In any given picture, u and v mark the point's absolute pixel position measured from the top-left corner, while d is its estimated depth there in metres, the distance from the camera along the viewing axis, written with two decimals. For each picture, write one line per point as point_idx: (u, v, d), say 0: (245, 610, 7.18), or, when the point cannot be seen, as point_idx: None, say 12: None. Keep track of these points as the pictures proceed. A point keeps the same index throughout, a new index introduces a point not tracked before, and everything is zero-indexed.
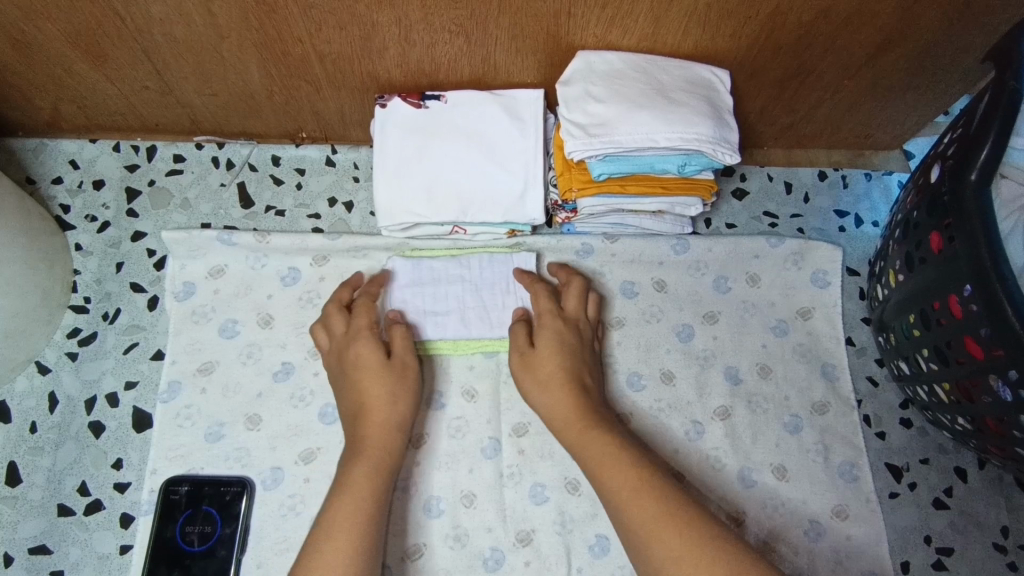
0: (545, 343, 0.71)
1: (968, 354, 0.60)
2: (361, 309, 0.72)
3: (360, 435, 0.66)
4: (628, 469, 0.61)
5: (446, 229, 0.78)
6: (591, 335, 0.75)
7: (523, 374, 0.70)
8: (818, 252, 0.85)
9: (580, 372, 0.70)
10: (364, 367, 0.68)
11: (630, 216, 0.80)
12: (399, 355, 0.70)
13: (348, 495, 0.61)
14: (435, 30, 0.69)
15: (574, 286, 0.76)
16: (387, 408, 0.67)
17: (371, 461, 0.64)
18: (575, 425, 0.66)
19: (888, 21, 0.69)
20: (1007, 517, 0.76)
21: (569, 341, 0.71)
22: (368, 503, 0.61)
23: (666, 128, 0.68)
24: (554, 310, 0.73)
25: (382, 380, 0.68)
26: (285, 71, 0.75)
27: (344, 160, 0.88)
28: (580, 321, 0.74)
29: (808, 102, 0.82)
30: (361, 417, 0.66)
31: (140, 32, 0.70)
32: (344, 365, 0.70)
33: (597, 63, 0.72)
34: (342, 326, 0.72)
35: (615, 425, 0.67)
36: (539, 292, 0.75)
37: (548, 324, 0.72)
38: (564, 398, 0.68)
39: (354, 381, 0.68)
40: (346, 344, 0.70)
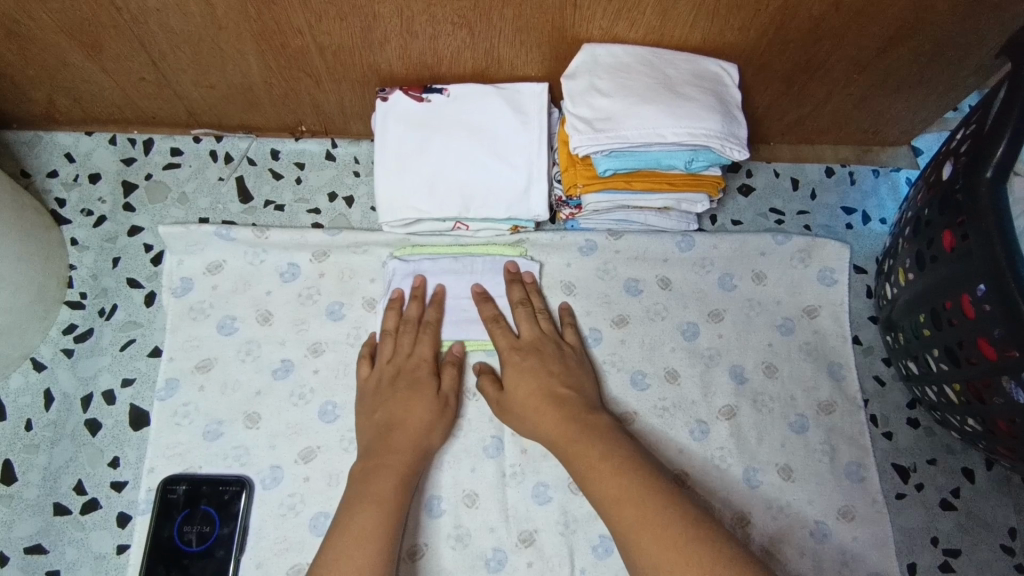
0: (513, 383, 0.71)
1: (980, 355, 0.59)
2: (428, 337, 0.74)
3: (391, 447, 0.66)
4: (615, 477, 0.60)
5: (448, 226, 0.77)
6: (556, 350, 0.74)
7: (507, 412, 0.71)
8: (824, 249, 0.84)
9: (553, 385, 0.70)
10: (417, 390, 0.71)
11: (636, 212, 0.79)
12: (445, 390, 0.72)
13: (374, 503, 0.62)
14: (437, 22, 0.67)
15: (520, 311, 0.75)
16: (422, 431, 0.68)
17: (398, 474, 0.64)
18: (563, 439, 0.66)
19: (900, 14, 0.68)
20: (1015, 518, 0.75)
21: (531, 367, 0.71)
22: (397, 513, 0.62)
23: (673, 123, 0.66)
24: (514, 343, 0.73)
25: (429, 410, 0.70)
26: (284, 63, 0.73)
27: (344, 153, 0.87)
28: (538, 340, 0.74)
29: (817, 97, 0.81)
30: (401, 432, 0.67)
31: (136, 22, 0.68)
32: (400, 383, 0.71)
33: (602, 56, 0.70)
34: (406, 349, 0.73)
35: (611, 427, 0.66)
36: (495, 330, 0.74)
37: (512, 363, 0.72)
38: (546, 419, 0.68)
39: (407, 401, 0.69)
40: (410, 370, 0.72)
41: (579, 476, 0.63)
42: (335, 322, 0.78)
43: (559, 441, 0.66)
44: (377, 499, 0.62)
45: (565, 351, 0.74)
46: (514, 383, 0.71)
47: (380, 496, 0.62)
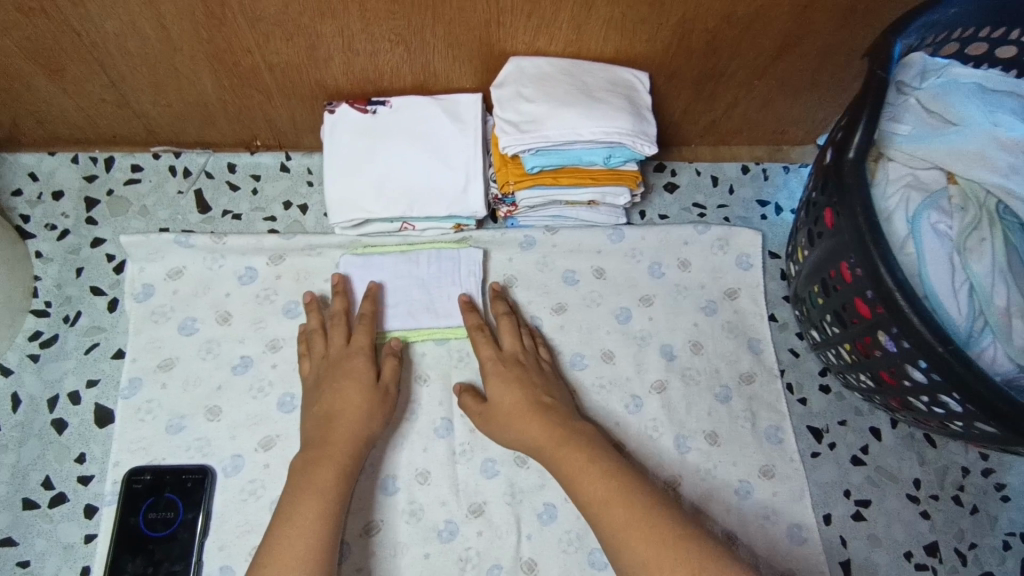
0: (494, 394, 0.76)
1: (859, 314, 0.67)
2: (363, 328, 0.78)
3: (332, 437, 0.71)
4: (601, 480, 0.67)
5: (396, 227, 0.84)
6: (535, 361, 0.81)
7: (491, 424, 0.76)
8: (740, 236, 0.93)
9: (536, 394, 0.76)
10: (353, 376, 0.75)
11: (567, 208, 0.86)
12: (385, 379, 0.77)
13: (313, 492, 0.66)
14: (376, 40, 0.74)
15: (505, 322, 0.82)
16: (362, 417, 0.73)
17: (340, 466, 0.69)
18: (549, 443, 0.72)
19: (785, 25, 0.77)
20: (919, 470, 0.84)
21: (515, 375, 0.77)
22: (336, 502, 0.66)
23: (590, 123, 0.74)
24: (497, 354, 0.79)
25: (366, 397, 0.74)
26: (236, 81, 0.80)
27: (298, 165, 0.93)
28: (520, 352, 0.80)
29: (726, 101, 0.90)
30: (342, 419, 0.72)
31: (96, 46, 0.74)
32: (335, 372, 0.75)
33: (527, 67, 0.78)
34: (338, 342, 0.78)
35: (591, 433, 0.73)
36: (479, 339, 0.80)
37: (492, 371, 0.78)
38: (530, 426, 0.73)
39: (340, 391, 0.74)
40: (345, 360, 0.76)
41: (567, 476, 0.69)
42: (292, 319, 0.84)
43: (546, 444, 0.72)
44: (316, 488, 0.66)
45: (542, 364, 0.81)
46: (499, 395, 0.76)
47: (320, 485, 0.67)
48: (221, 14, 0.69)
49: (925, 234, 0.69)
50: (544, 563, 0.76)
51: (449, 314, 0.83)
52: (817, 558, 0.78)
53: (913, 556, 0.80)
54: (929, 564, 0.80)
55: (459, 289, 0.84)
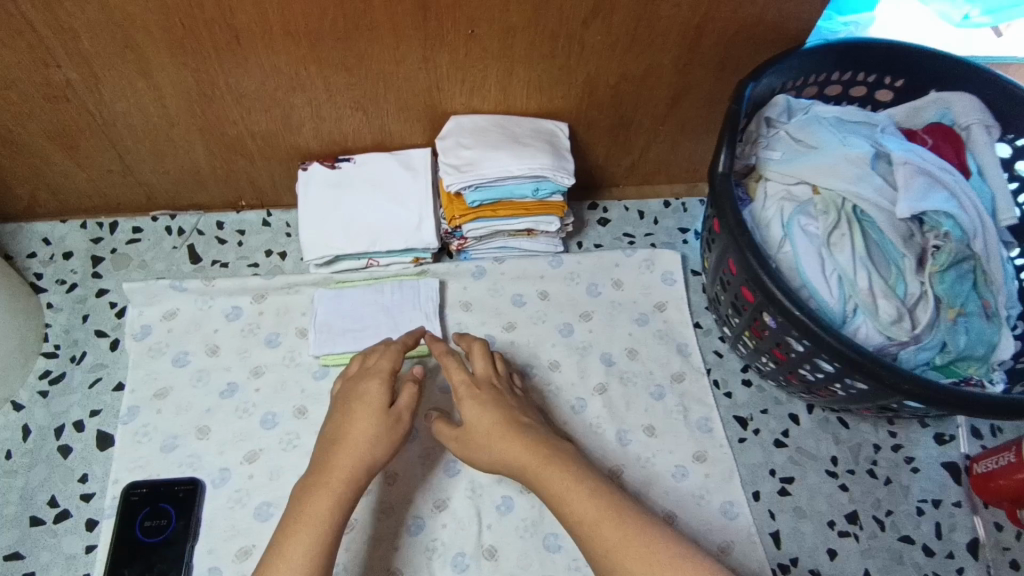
0: (468, 413, 0.78)
1: (746, 300, 0.81)
2: (388, 352, 0.83)
3: (332, 464, 0.71)
4: (591, 501, 0.66)
5: (362, 263, 0.97)
6: (506, 385, 0.84)
7: (470, 445, 0.78)
8: (664, 257, 1.07)
9: (513, 415, 0.77)
10: (367, 399, 0.77)
11: (510, 239, 1.01)
12: (399, 408, 0.77)
13: (306, 524, 0.66)
14: (339, 107, 0.91)
15: (476, 350, 0.86)
16: (366, 445, 0.73)
17: (335, 496, 0.68)
18: (536, 465, 0.71)
19: (674, 80, 0.95)
20: (836, 448, 0.94)
21: (490, 398, 0.79)
22: (329, 537, 0.65)
23: (518, 162, 0.89)
24: (469, 377, 0.82)
25: (375, 421, 0.75)
26: (224, 148, 0.95)
27: (278, 220, 1.07)
28: (492, 376, 0.84)
29: (640, 145, 1.07)
30: (347, 444, 0.72)
31: (107, 125, 0.89)
32: (353, 394, 0.78)
33: (465, 123, 0.94)
34: (367, 364, 0.82)
35: (576, 455, 0.73)
36: (451, 365, 0.83)
37: (466, 394, 0.80)
38: (498, 443, 0.74)
39: (352, 415, 0.76)
40: (365, 382, 0.79)
41: (554, 497, 0.68)
42: (273, 348, 0.95)
43: (531, 465, 0.71)
44: (310, 519, 0.66)
45: (512, 388, 0.84)
46: (477, 415, 0.77)
47: (313, 517, 0.66)
48: (211, 93, 0.86)
49: (796, 233, 0.83)
50: (503, 549, 0.84)
51: None
52: (749, 531, 0.86)
53: (836, 524, 0.88)
54: (851, 531, 0.88)
55: (419, 312, 0.96)
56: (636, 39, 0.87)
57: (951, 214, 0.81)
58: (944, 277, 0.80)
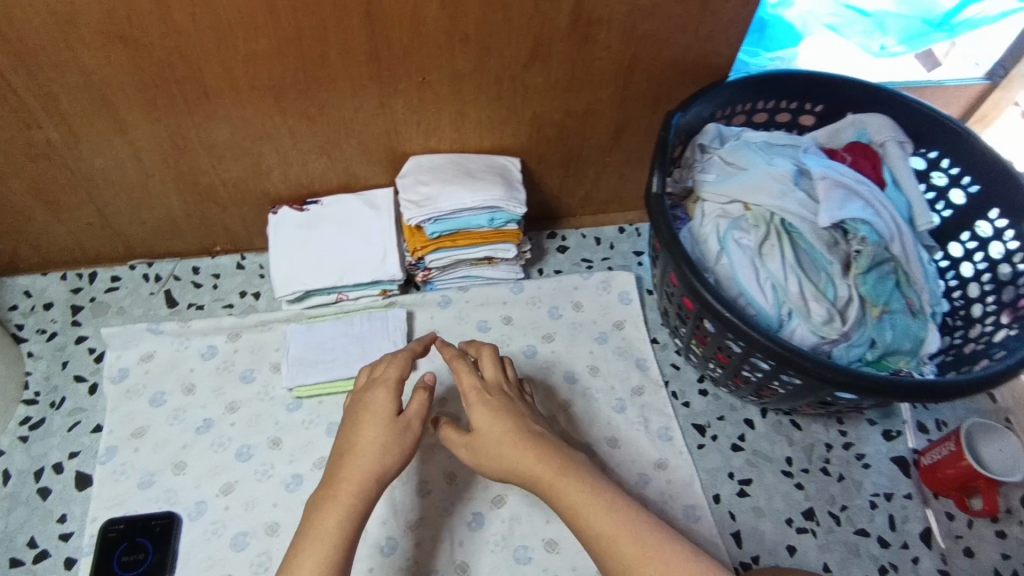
0: (476, 419, 0.76)
1: (688, 309, 0.87)
2: (397, 360, 0.81)
3: (341, 476, 0.69)
4: (607, 514, 0.66)
5: (332, 297, 1.02)
6: (516, 392, 0.82)
7: (480, 453, 0.75)
8: (619, 278, 1.13)
9: (526, 423, 0.75)
10: (375, 408, 0.75)
11: (472, 268, 1.07)
12: (408, 415, 0.75)
13: (317, 540, 0.65)
14: (305, 153, 0.97)
15: (486, 357, 0.84)
16: (375, 456, 0.71)
17: (343, 508, 0.67)
18: (547, 475, 0.70)
19: (613, 114, 1.03)
20: (790, 449, 0.98)
21: (501, 406, 0.77)
22: (341, 553, 0.64)
23: (472, 195, 0.96)
24: (479, 383, 0.80)
25: (383, 431, 0.73)
26: (197, 197, 1.01)
27: (252, 262, 1.13)
28: (502, 382, 0.82)
29: (590, 176, 1.15)
30: (356, 456, 0.71)
31: (86, 180, 0.95)
32: (361, 404, 0.76)
33: (423, 162, 1.01)
34: (377, 373, 0.81)
35: (587, 465, 0.72)
36: (461, 371, 0.81)
37: (476, 400, 0.78)
38: (510, 450, 0.72)
39: (360, 425, 0.74)
40: (373, 391, 0.77)
41: (569, 509, 0.68)
42: (247, 384, 0.98)
43: (545, 476, 0.70)
44: (320, 534, 0.65)
45: (522, 395, 0.82)
46: (488, 422, 0.75)
47: (324, 531, 0.65)
48: (184, 147, 0.92)
49: (731, 245, 0.90)
50: (475, 564, 0.87)
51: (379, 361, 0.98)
52: (711, 533, 0.90)
53: (794, 521, 0.92)
54: (809, 527, 0.92)
55: (388, 341, 1.01)
56: (574, 79, 0.95)
57: (868, 220, 0.88)
58: (867, 278, 0.87)
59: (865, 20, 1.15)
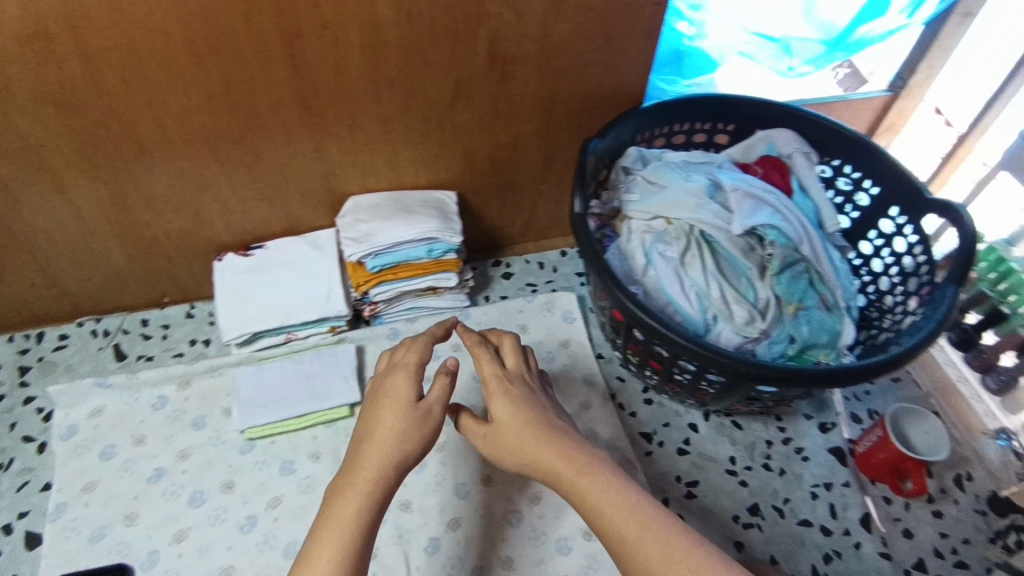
0: (497, 408, 0.75)
1: (619, 321, 0.92)
2: (417, 346, 0.80)
3: (359, 463, 0.68)
4: (631, 515, 0.61)
5: (282, 338, 1.05)
6: (536, 383, 0.82)
7: (496, 444, 0.74)
8: (562, 299, 1.18)
9: (547, 420, 0.73)
10: (395, 393, 0.74)
11: (418, 299, 1.10)
12: (429, 401, 0.74)
13: (335, 525, 0.64)
14: (245, 201, 1.01)
15: (506, 346, 0.85)
16: (395, 441, 0.70)
17: (362, 496, 0.66)
18: (570, 474, 0.67)
19: (540, 144, 1.09)
20: (733, 449, 1.02)
21: (522, 397, 0.76)
22: (355, 540, 0.63)
23: (408, 229, 1.00)
24: (500, 372, 0.80)
25: (401, 416, 0.72)
26: (142, 250, 1.04)
27: (201, 311, 1.15)
28: (522, 372, 0.82)
29: (527, 204, 1.20)
30: (380, 439, 0.70)
31: (29, 241, 0.97)
32: (381, 389, 0.75)
33: (362, 201, 1.06)
34: (397, 357, 0.80)
35: (612, 466, 0.68)
36: (483, 359, 0.81)
37: (497, 389, 0.77)
38: (531, 445, 0.70)
39: (380, 410, 0.73)
40: (393, 375, 0.76)
41: (593, 510, 0.63)
42: (198, 430, 0.99)
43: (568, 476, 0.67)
44: (337, 520, 0.64)
45: (540, 386, 0.83)
46: (507, 413, 0.74)
47: (343, 516, 0.64)
48: (125, 202, 0.95)
49: (655, 257, 0.96)
50: None
51: (330, 396, 1.00)
52: None
53: (740, 518, 0.96)
54: (755, 522, 0.95)
55: (338, 376, 1.03)
56: (499, 114, 1.01)
57: (776, 225, 0.95)
58: (781, 278, 0.93)
59: (773, 45, 1.20)
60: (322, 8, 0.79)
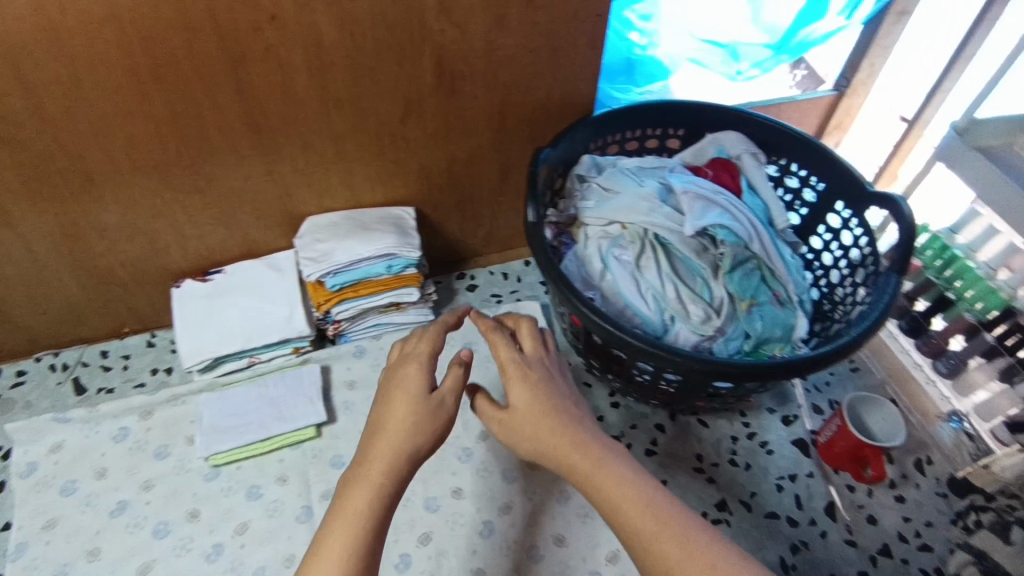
0: (515, 396, 0.71)
1: (577, 326, 0.93)
2: (428, 334, 0.75)
3: (371, 455, 0.66)
4: (646, 513, 0.60)
5: (244, 362, 1.04)
6: (556, 369, 0.77)
7: (512, 431, 0.71)
8: (527, 308, 1.19)
9: (564, 407, 0.70)
10: (406, 385, 0.70)
11: (382, 315, 1.10)
12: (442, 391, 0.71)
13: (346, 517, 0.62)
14: (200, 226, 1.01)
15: (523, 329, 0.79)
16: (407, 434, 0.67)
17: (375, 489, 0.64)
18: (583, 467, 0.65)
19: (495, 156, 1.10)
20: (700, 447, 1.04)
21: (542, 385, 0.72)
22: (366, 533, 0.61)
23: (366, 246, 1.01)
24: (518, 358, 0.74)
25: (412, 410, 0.68)
26: (98, 281, 1.03)
27: (162, 339, 1.14)
28: (541, 357, 0.77)
29: (488, 216, 1.22)
30: (385, 434, 0.67)
31: None
32: (391, 381, 0.71)
33: (320, 221, 1.06)
34: (408, 346, 0.75)
35: (623, 454, 0.67)
36: (499, 344, 0.76)
37: (516, 375, 0.72)
38: (547, 435, 0.68)
39: (390, 402, 0.69)
40: (403, 366, 0.72)
41: (608, 504, 0.62)
42: (161, 460, 0.98)
43: (579, 469, 0.65)
44: (347, 515, 0.62)
45: (561, 371, 0.78)
46: (526, 402, 0.70)
47: (353, 509, 0.62)
48: (77, 234, 0.94)
49: (611, 262, 0.97)
50: None
51: (294, 417, 1.00)
52: None
53: (709, 514, 0.97)
54: (723, 517, 0.97)
55: (302, 397, 1.02)
56: (451, 128, 1.02)
57: (725, 224, 0.97)
58: (733, 276, 0.95)
59: (722, 51, 1.24)
60: (264, 32, 0.80)
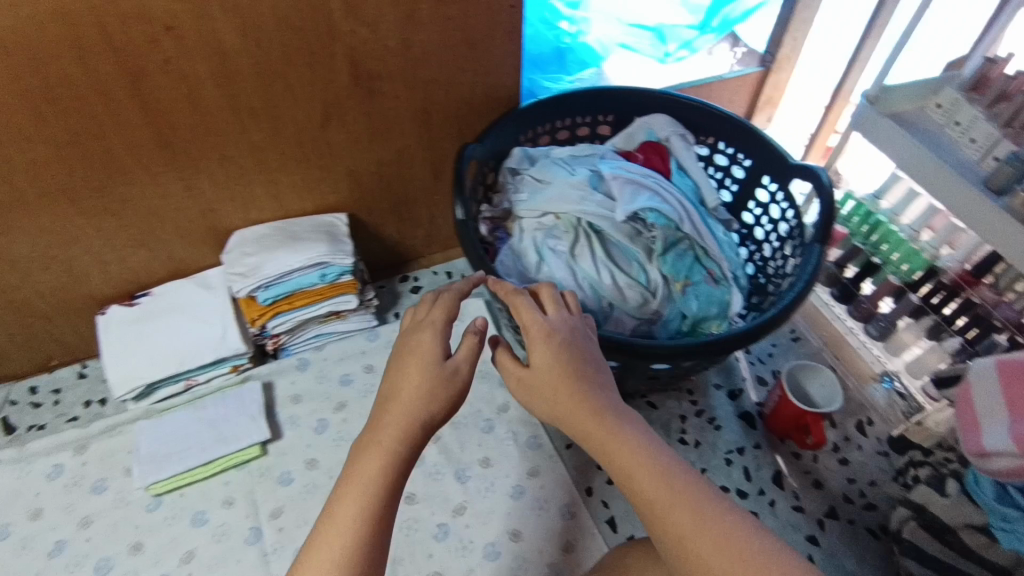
0: (536, 356, 0.68)
1: None
2: (443, 301, 0.72)
3: (382, 422, 0.64)
4: (657, 480, 0.60)
5: (181, 385, 1.01)
6: (584, 333, 0.72)
7: (531, 395, 0.68)
8: (472, 306, 1.18)
9: (584, 373, 0.67)
10: (417, 353, 0.67)
11: (323, 326, 1.08)
12: (457, 359, 0.68)
13: (355, 483, 0.61)
14: (121, 249, 0.97)
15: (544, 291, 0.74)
16: (422, 400, 0.65)
17: (387, 452, 0.62)
18: (597, 434, 0.64)
19: (425, 155, 1.09)
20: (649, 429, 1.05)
21: (563, 349, 0.68)
22: (380, 500, 0.60)
23: (295, 257, 0.99)
24: (540, 321, 0.70)
25: (425, 374, 0.66)
26: (15, 314, 0.98)
27: (94, 369, 1.09)
28: (567, 321, 0.71)
29: (426, 217, 1.20)
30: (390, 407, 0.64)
31: None
32: (403, 349, 0.69)
33: (248, 235, 1.03)
34: (421, 313, 0.72)
35: (635, 421, 0.66)
36: (520, 307, 0.71)
37: (537, 338, 0.68)
38: (563, 402, 0.66)
39: (404, 368, 0.67)
40: (417, 334, 0.69)
41: (621, 472, 0.62)
42: (99, 494, 0.94)
43: (590, 437, 0.64)
44: (355, 484, 0.61)
45: (587, 333, 0.72)
46: (542, 368, 0.67)
47: (361, 475, 0.61)
48: None
49: (546, 253, 0.97)
50: None
51: (236, 437, 0.98)
52: (588, 525, 0.94)
53: None
54: None
55: (244, 416, 1.00)
56: (375, 129, 1.00)
57: (655, 208, 0.97)
58: (666, 258, 0.96)
59: (649, 33, 1.24)
60: (161, 43, 0.77)
